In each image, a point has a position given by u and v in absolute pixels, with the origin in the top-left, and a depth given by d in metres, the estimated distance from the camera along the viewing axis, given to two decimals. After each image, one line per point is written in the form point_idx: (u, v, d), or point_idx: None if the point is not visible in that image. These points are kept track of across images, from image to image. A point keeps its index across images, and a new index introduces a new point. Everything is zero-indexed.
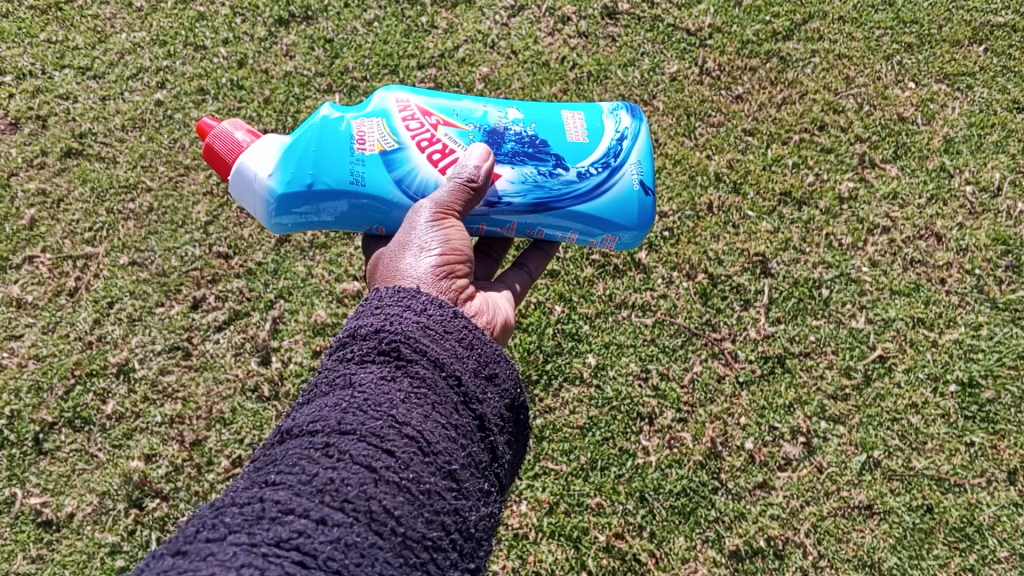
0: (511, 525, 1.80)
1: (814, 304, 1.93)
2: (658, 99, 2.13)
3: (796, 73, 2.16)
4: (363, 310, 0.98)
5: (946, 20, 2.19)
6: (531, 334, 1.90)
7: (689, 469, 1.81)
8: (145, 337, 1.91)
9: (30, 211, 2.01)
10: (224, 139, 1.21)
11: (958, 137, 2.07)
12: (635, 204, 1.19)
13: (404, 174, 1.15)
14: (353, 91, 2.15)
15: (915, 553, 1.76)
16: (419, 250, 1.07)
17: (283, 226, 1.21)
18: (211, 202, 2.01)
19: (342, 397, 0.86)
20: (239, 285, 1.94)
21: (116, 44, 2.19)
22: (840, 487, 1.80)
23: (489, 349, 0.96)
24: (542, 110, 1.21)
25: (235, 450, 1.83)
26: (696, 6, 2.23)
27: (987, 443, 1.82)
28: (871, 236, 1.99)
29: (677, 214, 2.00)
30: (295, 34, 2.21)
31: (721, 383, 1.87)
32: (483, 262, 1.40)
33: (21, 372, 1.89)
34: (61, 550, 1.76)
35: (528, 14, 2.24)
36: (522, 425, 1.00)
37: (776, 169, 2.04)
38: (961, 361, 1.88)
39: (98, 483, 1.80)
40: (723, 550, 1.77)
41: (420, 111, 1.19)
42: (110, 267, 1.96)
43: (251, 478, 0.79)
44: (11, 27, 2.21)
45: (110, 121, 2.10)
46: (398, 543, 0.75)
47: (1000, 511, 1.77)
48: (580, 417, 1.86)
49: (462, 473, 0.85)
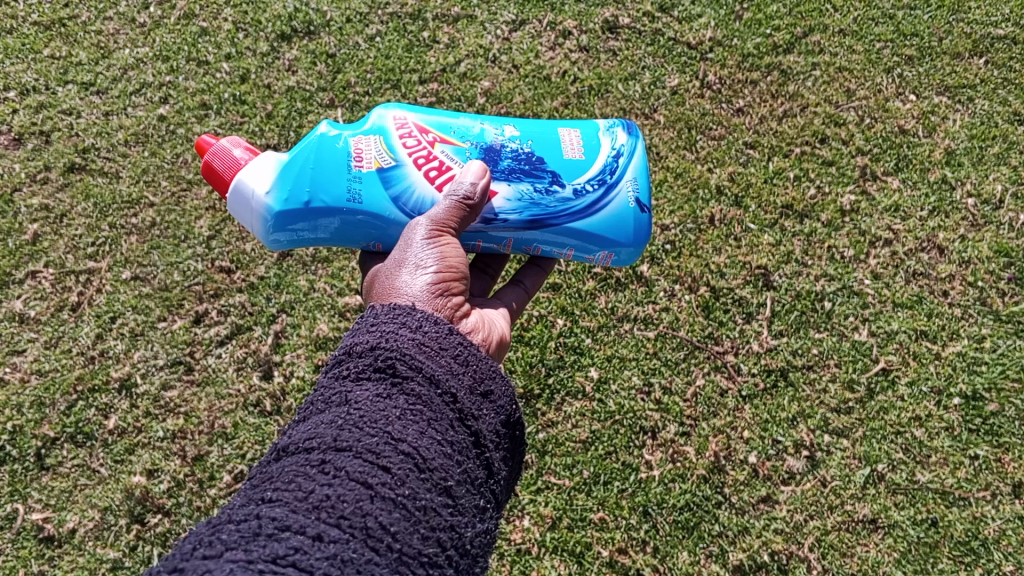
0: (513, 540, 1.79)
1: (817, 317, 1.93)
2: (659, 113, 2.13)
3: (797, 86, 2.16)
4: (359, 327, 0.97)
5: (946, 32, 2.19)
6: (532, 347, 1.91)
7: (693, 484, 1.81)
8: (148, 351, 1.91)
9: (33, 226, 2.02)
10: (223, 157, 1.21)
11: (960, 149, 2.07)
12: (631, 221, 1.19)
13: (401, 191, 1.15)
14: (355, 106, 2.15)
15: (920, 567, 1.75)
16: (415, 268, 1.07)
17: (280, 242, 1.21)
18: (214, 216, 2.02)
19: (338, 414, 0.85)
20: (241, 300, 1.94)
21: (119, 59, 2.20)
22: (844, 501, 1.80)
23: (484, 365, 0.96)
24: (538, 128, 1.22)
25: (237, 465, 1.83)
26: (697, 20, 2.24)
27: (991, 456, 1.82)
28: (874, 249, 1.99)
29: (679, 227, 2.00)
30: (298, 49, 2.22)
31: (724, 397, 1.87)
32: (480, 279, 1.40)
33: (23, 387, 1.89)
34: (63, 566, 1.76)
35: (530, 28, 2.25)
36: (516, 441, 1.00)
37: (778, 181, 2.04)
38: (964, 374, 1.88)
39: (100, 498, 1.80)
40: (726, 564, 1.76)
41: (417, 129, 1.20)
42: (112, 282, 1.96)
43: (247, 495, 0.79)
44: (15, 43, 2.23)
45: (113, 136, 2.11)
46: (394, 559, 0.75)
47: (1006, 525, 1.76)
48: (583, 431, 1.85)
49: (457, 489, 0.85)
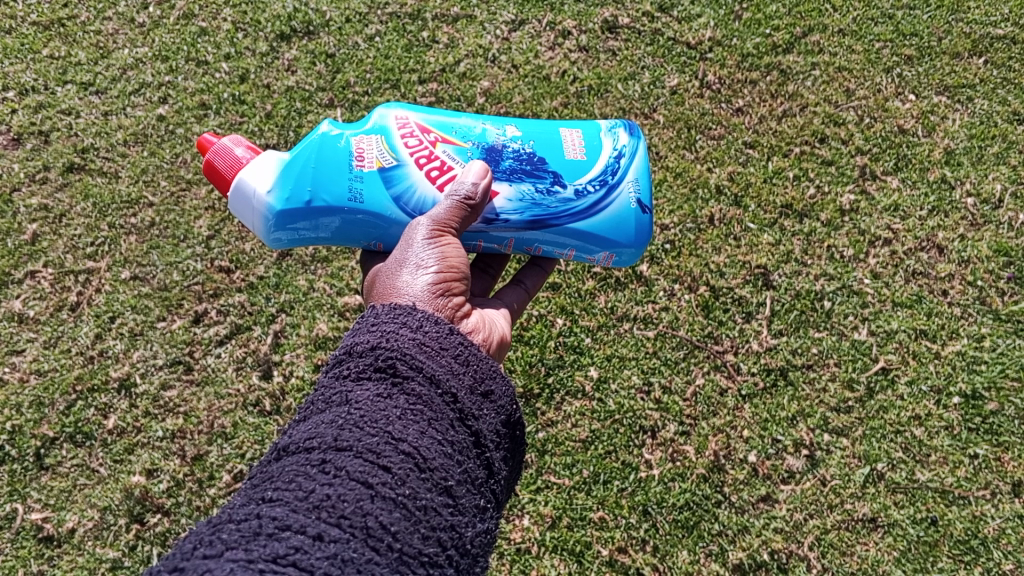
0: (513, 539, 1.79)
1: (816, 316, 1.93)
2: (658, 112, 2.13)
3: (796, 86, 2.16)
4: (359, 327, 0.97)
5: (945, 32, 2.20)
6: (532, 347, 1.91)
7: (692, 483, 1.81)
8: (147, 351, 1.91)
9: (32, 226, 2.02)
10: (224, 155, 1.21)
11: (959, 148, 2.07)
12: (632, 222, 1.19)
13: (402, 190, 1.15)
14: (355, 106, 2.15)
15: (920, 566, 1.75)
16: (415, 268, 1.07)
17: (281, 241, 1.21)
18: (213, 216, 2.02)
19: (338, 414, 0.85)
20: (240, 300, 1.94)
21: (118, 59, 2.20)
22: (844, 500, 1.80)
23: (485, 365, 0.96)
24: (539, 128, 1.22)
25: (236, 465, 1.83)
26: (696, 20, 2.24)
27: (991, 455, 1.82)
28: (873, 248, 1.99)
29: (678, 227, 2.00)
30: (297, 49, 2.22)
31: (723, 396, 1.87)
32: (480, 279, 1.41)
33: (22, 387, 1.88)
34: (62, 566, 1.76)
35: (529, 28, 2.25)
36: (517, 441, 1.00)
37: (777, 181, 2.04)
38: (964, 373, 1.88)
39: (99, 498, 1.80)
40: (726, 563, 1.76)
41: (418, 129, 1.20)
42: (111, 282, 1.96)
43: (247, 495, 0.79)
44: (13, 43, 2.23)
45: (112, 136, 2.11)
46: (394, 559, 0.75)
47: (1005, 523, 1.76)
48: (583, 430, 1.85)
49: (458, 489, 0.85)
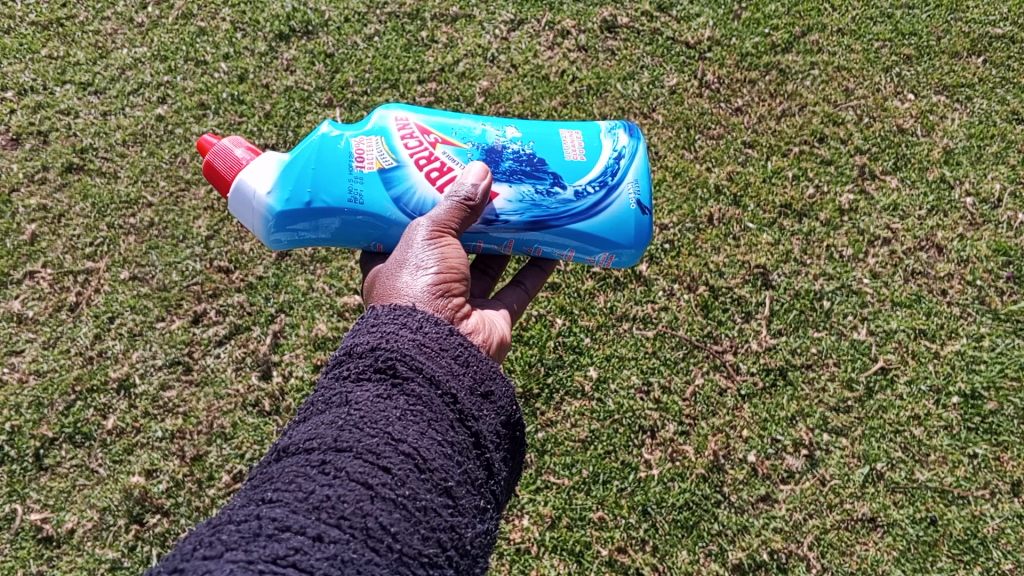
0: (512, 539, 1.79)
1: (815, 316, 1.93)
2: (658, 112, 2.13)
3: (795, 85, 2.16)
4: (359, 327, 0.97)
5: (944, 31, 2.20)
6: (531, 347, 1.91)
7: (692, 483, 1.81)
8: (146, 351, 1.91)
9: (31, 226, 2.01)
10: (223, 156, 1.21)
11: (958, 148, 2.07)
12: (632, 223, 1.19)
13: (402, 192, 1.15)
14: (353, 106, 2.15)
15: (920, 565, 1.76)
16: (415, 269, 1.07)
17: (281, 242, 1.21)
18: (212, 216, 2.02)
19: (338, 414, 0.85)
20: (239, 300, 1.94)
21: (117, 59, 2.20)
22: (843, 499, 1.80)
23: (484, 366, 0.96)
24: (539, 129, 1.22)
25: (236, 465, 1.83)
26: (695, 19, 2.24)
27: (990, 454, 1.82)
28: (872, 248, 1.99)
29: (677, 226, 2.00)
30: (296, 49, 2.22)
31: (723, 396, 1.87)
32: (480, 280, 1.40)
33: (21, 387, 1.88)
34: (61, 566, 1.76)
35: (528, 28, 2.25)
36: (516, 442, 1.00)
37: (777, 181, 2.05)
38: (963, 372, 1.88)
39: (98, 499, 1.80)
40: (726, 563, 1.76)
41: (418, 130, 1.20)
42: (110, 282, 1.96)
43: (247, 496, 0.79)
44: (12, 43, 2.23)
45: (111, 136, 2.11)
46: (394, 559, 0.75)
47: (1004, 523, 1.77)
48: (582, 430, 1.85)
49: (457, 490, 0.85)
